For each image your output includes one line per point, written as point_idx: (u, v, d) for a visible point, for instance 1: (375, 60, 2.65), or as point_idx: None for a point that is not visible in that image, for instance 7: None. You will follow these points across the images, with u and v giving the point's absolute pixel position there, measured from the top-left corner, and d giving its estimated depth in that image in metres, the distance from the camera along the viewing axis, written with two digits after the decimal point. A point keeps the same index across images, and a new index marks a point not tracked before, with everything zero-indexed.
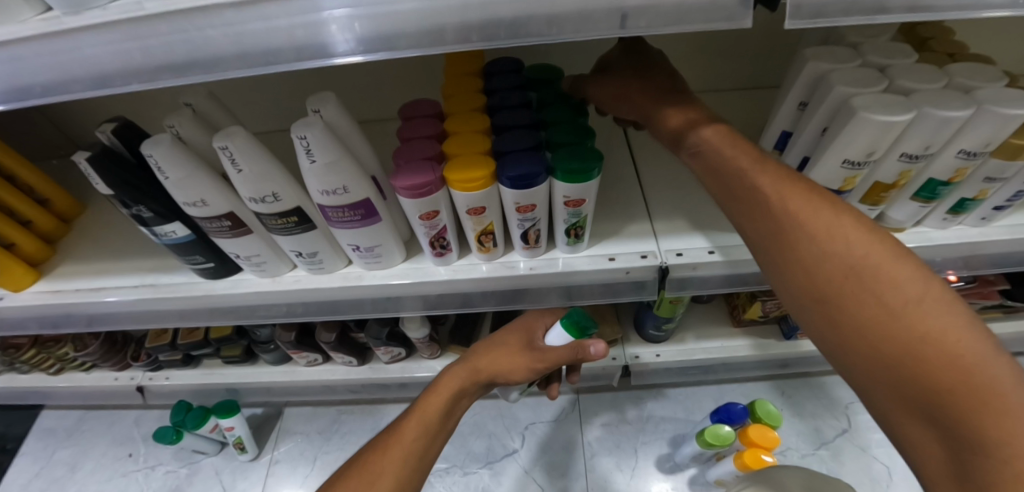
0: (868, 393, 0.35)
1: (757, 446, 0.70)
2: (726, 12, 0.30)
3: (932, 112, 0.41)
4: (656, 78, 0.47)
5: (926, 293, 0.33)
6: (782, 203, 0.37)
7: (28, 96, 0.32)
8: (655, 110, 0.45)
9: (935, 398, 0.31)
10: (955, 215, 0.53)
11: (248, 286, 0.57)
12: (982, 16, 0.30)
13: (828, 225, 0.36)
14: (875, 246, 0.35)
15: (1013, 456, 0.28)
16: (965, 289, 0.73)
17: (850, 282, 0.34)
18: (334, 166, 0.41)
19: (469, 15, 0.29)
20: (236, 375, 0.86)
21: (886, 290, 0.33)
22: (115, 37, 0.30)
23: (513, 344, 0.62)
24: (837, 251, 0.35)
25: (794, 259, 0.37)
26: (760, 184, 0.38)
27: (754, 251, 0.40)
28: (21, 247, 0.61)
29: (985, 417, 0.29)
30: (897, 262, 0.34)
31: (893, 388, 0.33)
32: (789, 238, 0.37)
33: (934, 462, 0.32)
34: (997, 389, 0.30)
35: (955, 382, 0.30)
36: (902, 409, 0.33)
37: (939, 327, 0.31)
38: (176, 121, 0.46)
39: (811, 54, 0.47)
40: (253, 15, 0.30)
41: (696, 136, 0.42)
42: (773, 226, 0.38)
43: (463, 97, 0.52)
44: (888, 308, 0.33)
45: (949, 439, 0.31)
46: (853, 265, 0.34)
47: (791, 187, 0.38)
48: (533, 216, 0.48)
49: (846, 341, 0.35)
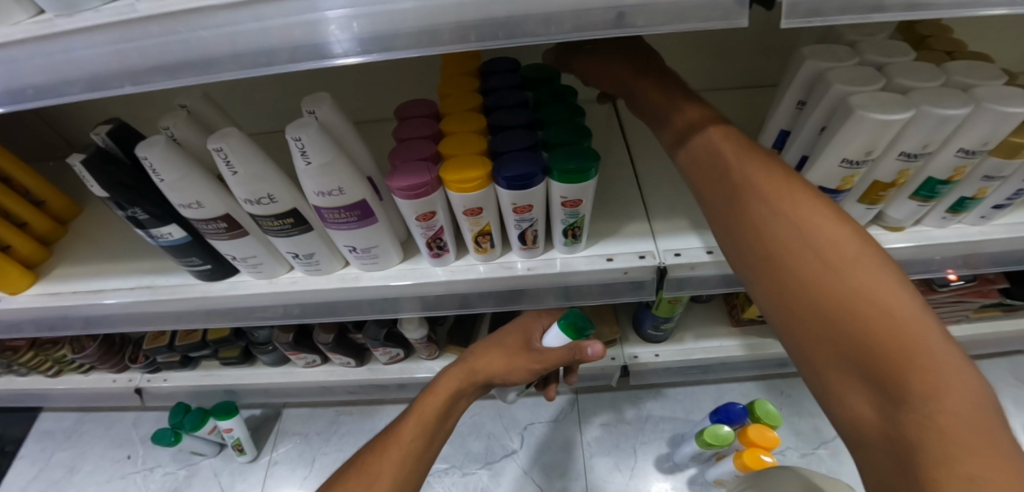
0: (805, 354, 0.35)
1: (757, 446, 0.69)
2: (723, 11, 0.30)
3: (930, 110, 0.40)
4: (648, 65, 0.47)
5: (861, 253, 0.33)
6: (741, 169, 0.39)
7: (22, 98, 0.32)
8: (639, 85, 0.46)
9: (867, 351, 0.31)
10: (955, 213, 0.53)
11: (245, 288, 0.57)
12: (982, 14, 0.30)
13: (778, 189, 0.37)
14: (820, 209, 0.35)
15: (935, 405, 0.28)
16: (964, 288, 0.72)
17: (794, 240, 0.35)
18: (330, 166, 0.41)
19: (465, 15, 0.29)
20: (234, 377, 0.86)
21: (826, 247, 0.34)
22: (108, 38, 0.30)
23: (511, 344, 0.62)
24: (785, 212, 0.36)
25: (746, 222, 0.38)
26: (723, 152, 0.40)
27: (712, 219, 0.41)
28: (16, 249, 0.61)
29: (912, 369, 0.29)
30: (838, 224, 0.35)
31: (828, 342, 0.33)
32: (743, 202, 0.38)
33: (865, 422, 0.31)
34: (937, 362, 0.29)
35: (893, 347, 0.30)
36: (836, 365, 0.33)
37: (872, 282, 0.32)
38: (170, 123, 0.46)
39: (809, 53, 0.47)
40: (247, 16, 0.29)
41: (680, 118, 0.44)
42: (732, 190, 0.39)
43: (459, 97, 0.52)
44: (827, 263, 0.33)
45: (880, 394, 0.30)
46: (798, 225, 0.35)
47: (750, 155, 0.39)
48: (530, 216, 0.48)
49: (789, 298, 0.35)
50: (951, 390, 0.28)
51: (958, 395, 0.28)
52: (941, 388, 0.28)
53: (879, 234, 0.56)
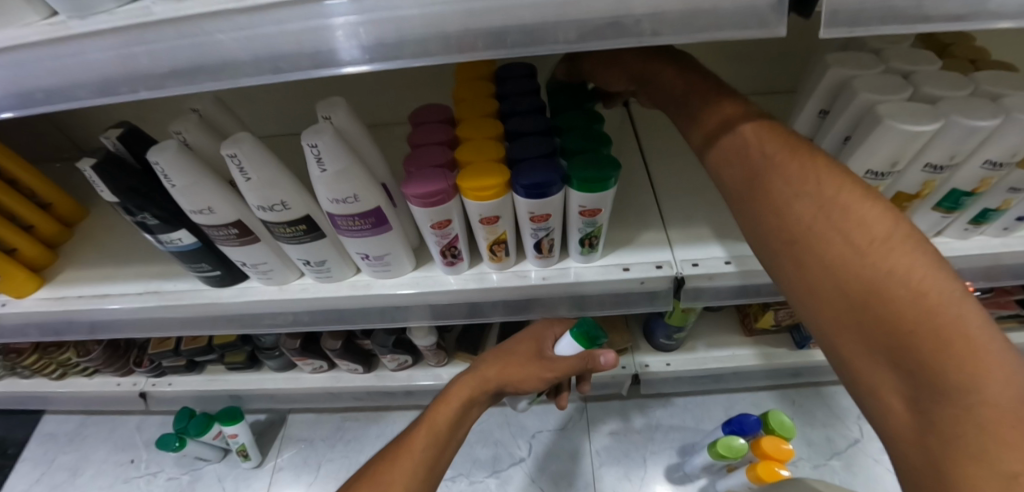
0: (831, 339, 0.34)
1: (771, 458, 0.69)
2: (758, 18, 0.28)
3: (960, 121, 0.39)
4: (668, 54, 0.46)
5: (892, 233, 0.32)
6: (764, 152, 0.38)
7: (32, 102, 0.31)
8: (658, 74, 0.45)
9: (899, 337, 0.30)
10: (977, 224, 0.52)
11: (254, 294, 0.56)
12: (992, 27, 0.29)
13: (803, 170, 0.36)
14: (848, 189, 0.34)
15: (975, 397, 0.28)
16: (981, 299, 0.71)
17: (819, 222, 0.34)
18: (345, 173, 0.40)
19: (487, 22, 0.28)
20: (240, 382, 0.85)
21: (857, 230, 0.33)
22: (121, 41, 0.29)
23: (524, 353, 0.60)
24: (811, 194, 0.35)
25: (770, 205, 0.37)
26: (746, 136, 0.39)
27: (733, 203, 0.41)
28: (22, 253, 0.60)
29: (948, 358, 0.29)
30: (867, 204, 0.34)
31: (856, 329, 0.32)
32: (767, 185, 0.37)
33: (895, 412, 0.31)
34: (974, 348, 0.29)
35: (928, 336, 0.29)
36: (865, 353, 0.32)
37: (904, 264, 0.31)
38: (182, 127, 0.45)
39: (834, 61, 0.46)
40: (263, 21, 0.28)
41: (702, 103, 0.43)
42: (753, 173, 0.38)
43: (474, 103, 0.51)
44: (856, 246, 0.33)
45: (914, 386, 0.30)
46: (826, 206, 0.34)
47: (771, 137, 0.38)
48: (547, 226, 0.47)
49: (813, 283, 0.34)
50: (989, 377, 0.28)
51: (998, 384, 0.28)
52: (982, 377, 0.28)
53: None
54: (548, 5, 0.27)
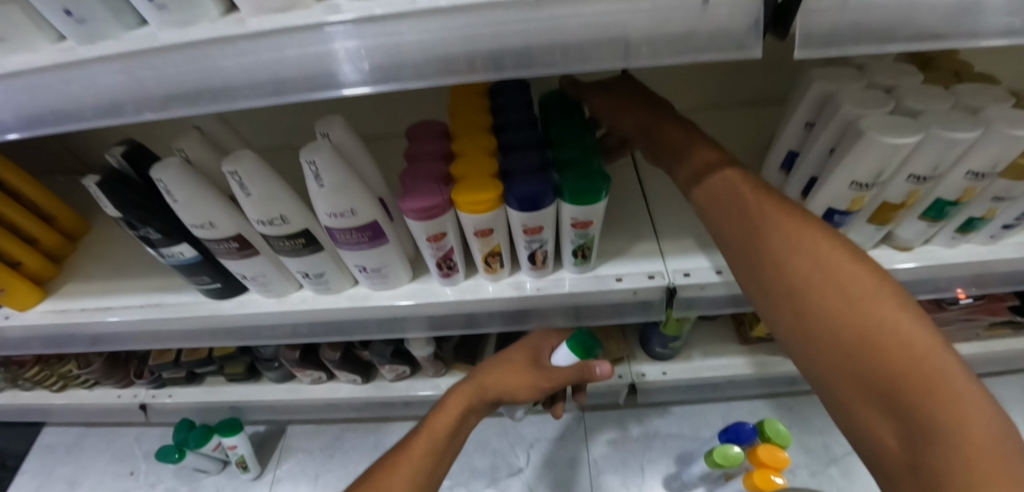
0: (828, 384, 0.35)
1: (767, 466, 0.69)
2: (734, 40, 0.29)
3: (940, 133, 0.41)
4: (659, 105, 0.48)
5: (879, 287, 0.34)
6: (759, 205, 0.39)
7: (43, 123, 0.33)
8: (652, 125, 0.47)
9: (889, 382, 0.32)
10: (964, 233, 0.53)
11: (253, 306, 0.57)
12: (965, 44, 0.29)
13: (794, 223, 0.38)
14: (837, 245, 0.37)
15: (958, 435, 0.29)
16: (974, 306, 0.72)
17: (813, 276, 0.36)
18: (343, 188, 0.41)
19: (480, 45, 0.29)
20: (239, 393, 0.86)
21: (845, 283, 0.35)
22: (128, 66, 0.31)
23: (519, 362, 0.61)
24: (805, 249, 0.37)
25: (764, 255, 0.38)
26: (738, 187, 0.41)
27: (728, 251, 0.42)
28: (26, 265, 0.61)
29: (933, 400, 0.30)
30: (853, 257, 0.36)
31: (851, 374, 0.34)
32: (761, 236, 0.39)
33: (891, 451, 0.32)
34: (959, 393, 0.30)
35: (916, 382, 0.31)
36: (859, 396, 0.33)
37: (890, 314, 0.33)
38: (184, 144, 0.46)
39: (817, 75, 0.47)
40: (265, 46, 0.30)
41: (693, 152, 0.45)
42: (748, 225, 0.39)
43: (469, 117, 0.53)
44: (845, 296, 0.34)
45: (905, 427, 0.31)
46: (818, 260, 0.36)
47: (763, 192, 0.40)
48: (540, 238, 0.48)
49: (810, 332, 0.36)
50: (974, 418, 0.29)
51: (980, 426, 0.29)
52: (964, 417, 0.29)
53: (887, 253, 0.56)
54: (538, 29, 0.29)
